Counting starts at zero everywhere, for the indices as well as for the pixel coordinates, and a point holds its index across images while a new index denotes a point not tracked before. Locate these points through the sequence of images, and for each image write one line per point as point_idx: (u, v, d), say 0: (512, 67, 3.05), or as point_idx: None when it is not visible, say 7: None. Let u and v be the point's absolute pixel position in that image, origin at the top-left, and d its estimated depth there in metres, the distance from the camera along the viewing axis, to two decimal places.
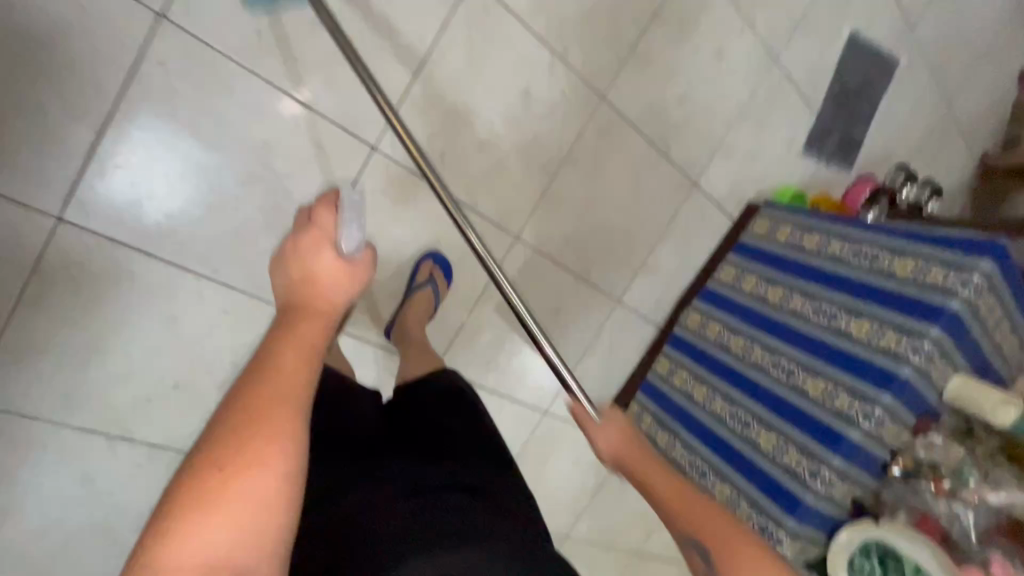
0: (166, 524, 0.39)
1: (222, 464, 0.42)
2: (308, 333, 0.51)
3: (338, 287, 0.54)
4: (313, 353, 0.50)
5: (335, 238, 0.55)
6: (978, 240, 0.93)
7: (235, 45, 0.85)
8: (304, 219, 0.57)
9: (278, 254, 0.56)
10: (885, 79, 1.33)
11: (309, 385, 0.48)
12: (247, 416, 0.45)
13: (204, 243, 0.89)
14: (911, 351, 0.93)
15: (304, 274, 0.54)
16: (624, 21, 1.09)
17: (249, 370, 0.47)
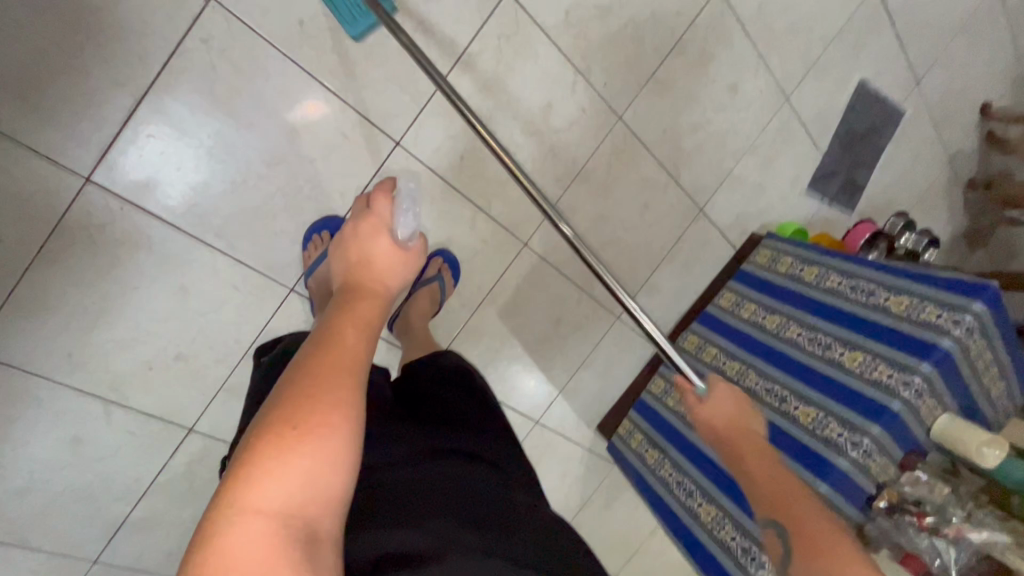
0: (245, 472, 0.40)
1: (300, 415, 0.43)
2: (360, 308, 0.54)
3: (393, 268, 0.60)
4: (369, 325, 0.53)
5: (391, 227, 0.62)
6: (970, 282, 0.95)
7: (276, 31, 0.91)
8: (362, 205, 0.62)
9: (336, 241, 0.63)
10: (879, 131, 1.51)
11: (367, 349, 0.51)
12: (323, 371, 0.46)
13: (223, 217, 0.96)
14: (902, 386, 0.95)
15: (363, 257, 0.60)
16: (647, 47, 1.16)
17: (319, 335, 0.50)
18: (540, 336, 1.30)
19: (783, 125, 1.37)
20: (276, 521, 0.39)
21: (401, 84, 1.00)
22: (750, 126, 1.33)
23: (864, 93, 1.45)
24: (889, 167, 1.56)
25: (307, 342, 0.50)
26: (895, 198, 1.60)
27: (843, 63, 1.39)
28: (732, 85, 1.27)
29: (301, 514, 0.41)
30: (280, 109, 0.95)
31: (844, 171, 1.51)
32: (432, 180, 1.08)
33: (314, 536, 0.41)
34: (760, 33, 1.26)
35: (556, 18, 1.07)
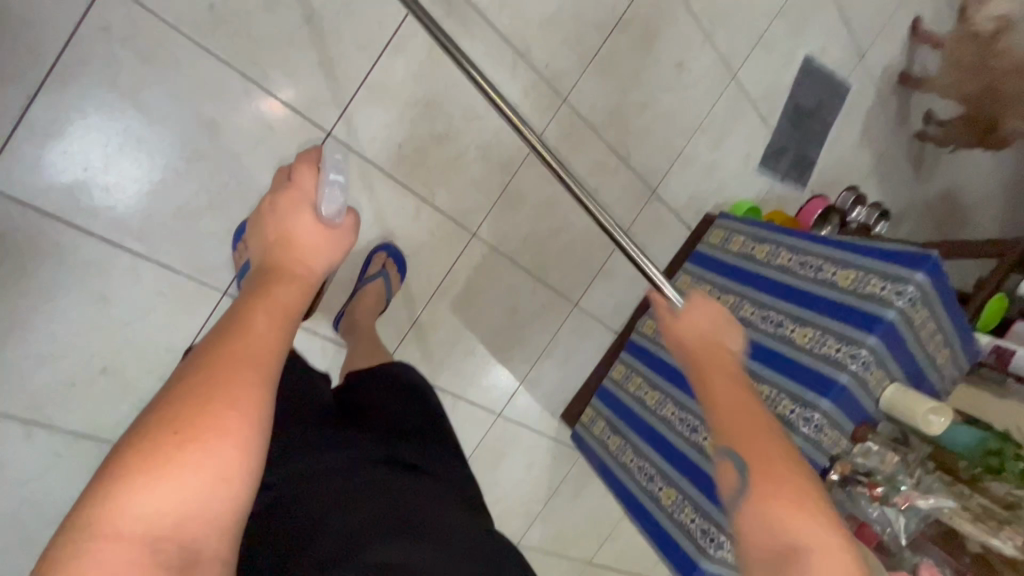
0: (113, 483, 0.34)
1: (185, 417, 0.37)
2: (278, 291, 0.47)
3: (316, 250, 0.53)
4: (289, 311, 0.46)
5: (314, 202, 0.54)
6: (912, 253, 0.95)
7: (184, 16, 0.85)
8: (283, 178, 0.55)
9: (255, 219, 0.55)
10: (827, 107, 1.52)
11: (283, 340, 0.44)
12: (221, 367, 0.40)
13: (142, 219, 0.90)
14: (849, 359, 0.96)
15: (283, 235, 0.53)
16: (588, 25, 1.13)
17: (224, 322, 0.43)
18: (496, 328, 1.27)
19: (732, 103, 1.36)
20: (143, 545, 0.34)
21: (329, 71, 0.95)
22: (698, 104, 1.32)
23: (811, 69, 1.45)
24: (838, 142, 1.57)
25: (213, 329, 0.43)
26: (845, 173, 1.62)
27: (788, 39, 1.38)
28: (678, 63, 1.25)
29: (179, 534, 0.35)
30: (197, 101, 0.88)
31: (795, 147, 1.52)
32: (370, 170, 1.03)
33: (194, 562, 0.35)
34: (703, 9, 1.24)
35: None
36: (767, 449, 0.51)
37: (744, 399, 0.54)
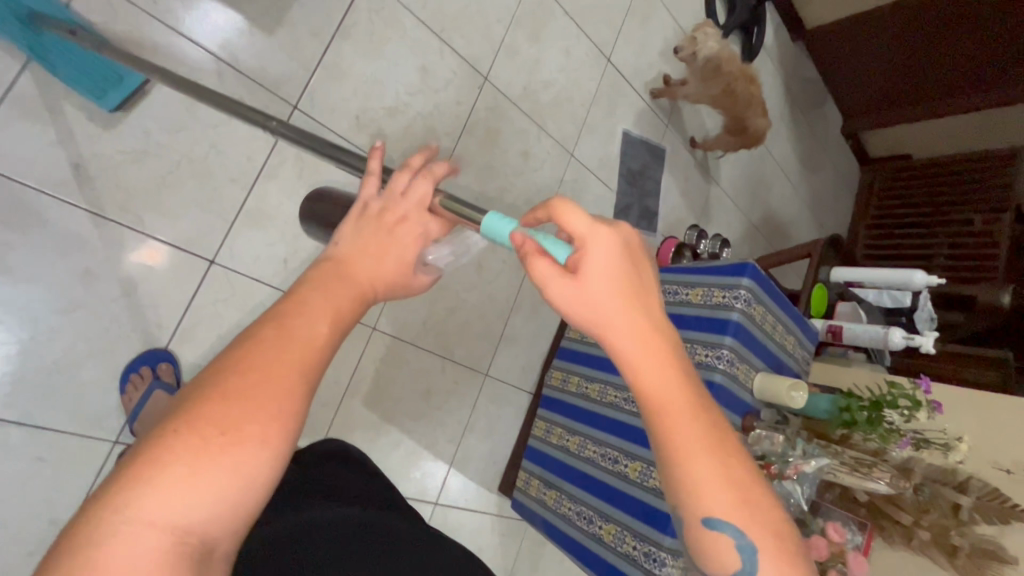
0: (148, 462, 0.33)
1: (230, 410, 0.35)
2: (336, 298, 0.45)
3: (394, 279, 0.50)
4: (345, 322, 0.44)
5: (427, 242, 0.53)
6: (734, 264, 1.17)
7: (49, 178, 0.88)
8: (424, 204, 0.53)
9: (360, 214, 0.52)
10: (654, 168, 1.84)
11: (332, 348, 0.42)
12: (270, 369, 0.38)
13: (12, 382, 0.86)
14: (716, 359, 1.13)
15: (379, 248, 0.50)
16: (439, 132, 1.31)
17: (275, 321, 0.41)
18: (414, 414, 1.30)
19: (576, 176, 1.62)
20: (169, 535, 0.32)
21: (203, 206, 1.01)
22: (549, 181, 1.55)
23: (631, 140, 1.77)
24: (669, 193, 1.89)
25: (264, 315, 0.41)
26: (683, 216, 1.94)
27: (607, 120, 1.69)
28: (523, 152, 1.48)
29: (200, 535, 0.33)
30: (68, 252, 0.90)
31: (637, 202, 1.80)
32: (259, 290, 1.07)
33: (207, 558, 0.33)
34: (533, 108, 1.50)
35: (347, 122, 1.17)
36: (747, 507, 0.44)
37: (721, 456, 0.44)
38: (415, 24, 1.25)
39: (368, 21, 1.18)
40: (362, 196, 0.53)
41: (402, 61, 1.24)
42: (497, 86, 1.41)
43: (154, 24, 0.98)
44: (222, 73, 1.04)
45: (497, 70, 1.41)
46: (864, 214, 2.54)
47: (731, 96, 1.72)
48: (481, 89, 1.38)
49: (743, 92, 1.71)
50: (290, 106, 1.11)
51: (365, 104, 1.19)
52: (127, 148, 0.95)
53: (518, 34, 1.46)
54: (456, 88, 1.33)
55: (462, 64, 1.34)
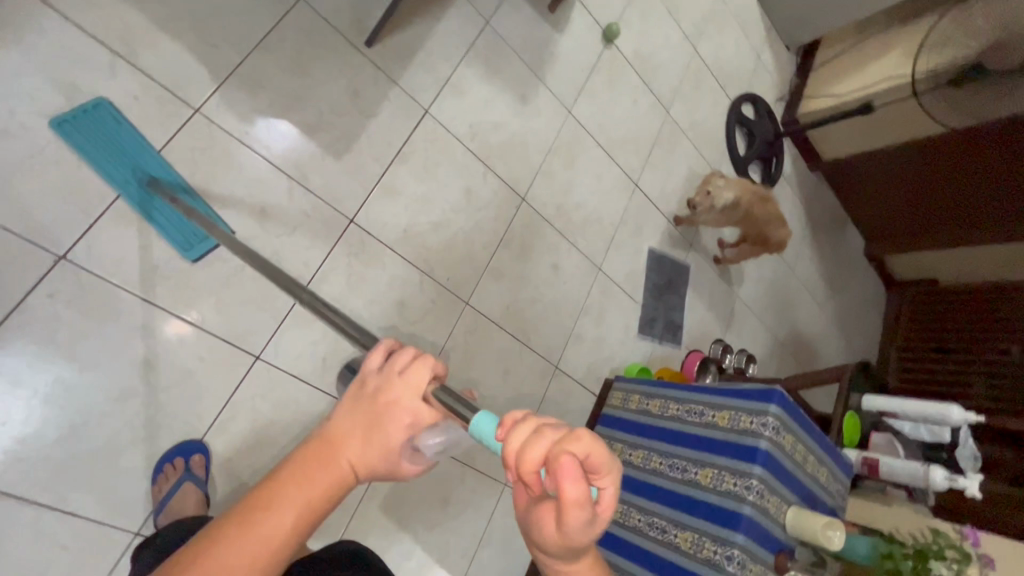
0: None
1: None
2: (303, 492, 0.42)
3: (370, 468, 0.45)
4: (306, 525, 0.42)
5: (419, 427, 0.45)
6: (761, 389, 1.16)
7: (128, 278, 0.97)
8: (419, 387, 0.46)
9: (359, 389, 0.48)
10: (679, 282, 1.91)
11: (288, 549, 0.41)
12: (223, 569, 0.38)
13: (57, 468, 0.89)
14: (745, 490, 1.09)
15: (364, 434, 0.45)
16: (477, 245, 1.41)
17: (244, 508, 0.41)
18: (428, 523, 1.27)
19: (603, 288, 1.69)
20: None
21: (258, 307, 1.09)
22: (577, 293, 1.62)
23: (657, 256, 1.85)
24: (694, 308, 1.94)
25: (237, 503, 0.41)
26: (707, 330, 1.96)
27: (634, 238, 1.79)
28: (553, 265, 1.57)
29: None
30: (132, 348, 0.97)
31: (662, 315, 1.85)
32: (297, 387, 1.12)
33: None
34: (565, 225, 1.61)
35: (395, 235, 1.28)
36: None
37: None
38: (463, 152, 1.40)
39: (424, 149, 1.33)
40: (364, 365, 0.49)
41: (449, 183, 1.37)
42: (532, 206, 1.54)
43: (242, 148, 1.10)
44: (292, 190, 1.15)
45: (534, 192, 1.54)
46: (895, 335, 2.57)
47: (750, 219, 1.84)
48: (519, 208, 1.51)
49: (763, 214, 1.83)
50: (348, 219, 1.22)
51: (414, 219, 1.31)
52: (201, 252, 1.04)
53: (555, 161, 1.60)
54: (495, 208, 1.45)
55: (503, 186, 1.48)
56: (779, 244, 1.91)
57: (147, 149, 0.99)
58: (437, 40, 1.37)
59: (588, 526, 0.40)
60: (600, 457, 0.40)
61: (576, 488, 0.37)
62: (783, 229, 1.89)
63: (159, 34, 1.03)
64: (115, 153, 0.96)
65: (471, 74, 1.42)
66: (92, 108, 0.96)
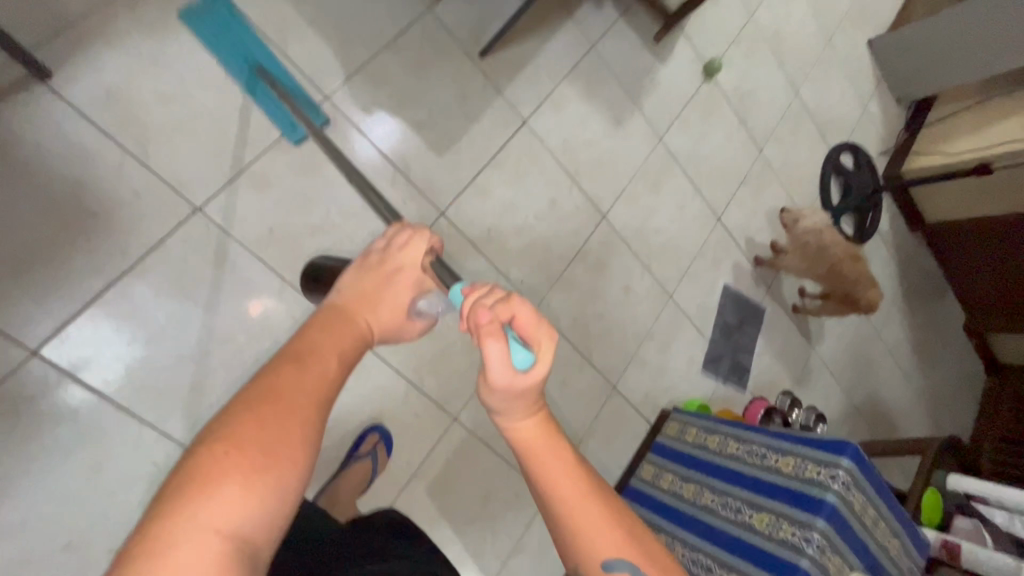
0: (203, 458, 0.41)
1: (255, 417, 0.44)
2: (346, 333, 0.56)
3: (386, 316, 0.61)
4: (352, 352, 0.55)
5: (419, 289, 0.65)
6: (835, 441, 1.10)
7: (247, 235, 1.08)
8: (417, 260, 0.65)
9: (364, 265, 0.65)
10: (752, 324, 1.85)
11: (341, 376, 0.52)
12: (285, 394, 0.46)
13: (162, 392, 1.00)
14: (804, 541, 1.03)
15: (377, 293, 0.62)
16: (553, 255, 1.45)
17: (297, 343, 0.52)
18: (469, 516, 1.29)
19: (672, 317, 1.66)
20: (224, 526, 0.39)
21: None
22: (645, 317, 1.61)
23: (731, 294, 1.80)
24: (764, 354, 1.86)
25: (286, 348, 0.51)
26: (775, 379, 1.88)
27: (709, 272, 1.76)
28: (625, 286, 1.58)
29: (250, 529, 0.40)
30: (240, 297, 1.07)
31: (729, 355, 1.79)
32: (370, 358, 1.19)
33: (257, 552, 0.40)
34: (641, 248, 1.62)
35: (480, 233, 1.35)
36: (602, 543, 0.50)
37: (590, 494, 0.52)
38: (553, 165, 1.45)
39: (516, 157, 1.40)
40: (365, 250, 0.67)
41: (537, 192, 1.43)
42: (612, 225, 1.56)
43: (357, 135, 1.21)
44: (394, 179, 1.25)
45: (615, 212, 1.57)
46: (994, 424, 2.34)
47: (830, 275, 1.76)
48: (598, 225, 1.53)
49: (850, 271, 1.75)
50: (439, 213, 1.30)
51: (499, 221, 1.37)
52: (310, 223, 1.14)
53: (640, 185, 1.62)
54: (576, 221, 1.49)
55: (586, 202, 1.51)
56: (868, 305, 1.78)
57: (253, 38, 1.09)
58: (543, 58, 1.45)
59: (505, 364, 0.51)
60: (525, 317, 0.54)
61: (488, 320, 0.53)
62: (873, 291, 1.79)
63: (305, 28, 1.16)
64: (225, 35, 1.07)
65: (571, 92, 1.49)
66: (214, 0, 1.07)
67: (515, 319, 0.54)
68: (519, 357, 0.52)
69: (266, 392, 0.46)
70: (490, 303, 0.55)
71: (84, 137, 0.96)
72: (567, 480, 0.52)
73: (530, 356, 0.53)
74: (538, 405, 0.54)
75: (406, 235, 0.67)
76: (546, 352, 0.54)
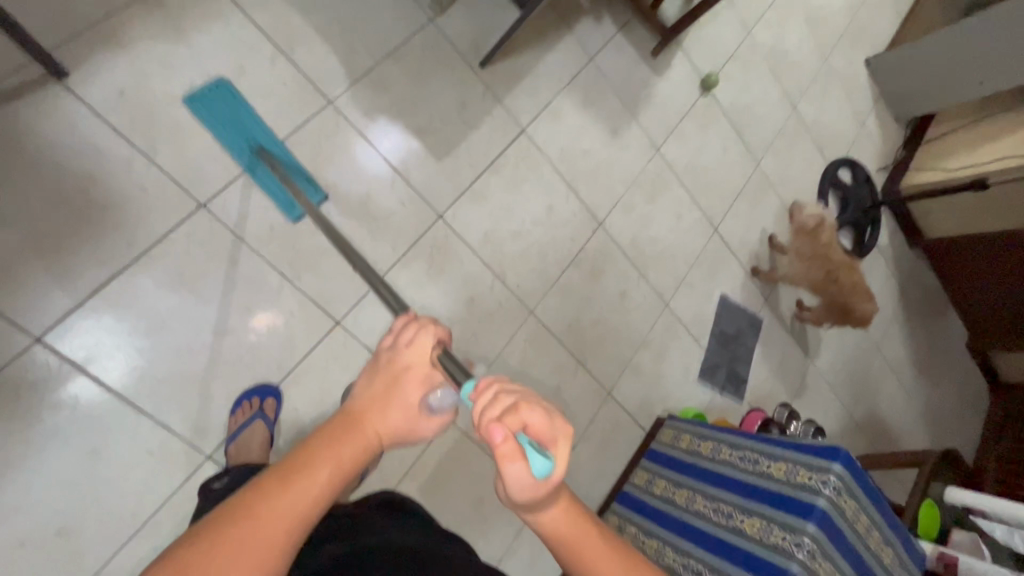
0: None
1: (214, 547, 0.41)
2: (343, 452, 0.49)
3: (393, 424, 0.52)
4: (345, 473, 0.48)
5: (432, 385, 0.54)
6: (826, 446, 1.09)
7: (249, 232, 1.11)
8: (425, 360, 0.55)
9: (374, 363, 0.56)
10: (749, 335, 1.85)
11: (324, 501, 0.46)
12: (252, 528, 0.42)
13: (161, 382, 1.03)
14: (795, 546, 1.02)
15: (386, 396, 0.53)
16: (549, 260, 1.47)
17: (287, 463, 0.47)
18: (461, 518, 1.29)
19: (668, 325, 1.67)
20: None
21: (348, 278, 1.20)
22: (641, 325, 1.62)
23: (728, 305, 1.81)
24: (762, 365, 1.86)
25: (275, 466, 0.47)
26: (773, 391, 1.88)
27: (706, 281, 1.77)
28: (621, 293, 1.59)
29: None
30: (239, 291, 1.10)
31: (726, 364, 1.79)
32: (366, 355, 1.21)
33: None
34: (638, 256, 1.64)
35: (477, 237, 1.37)
36: None
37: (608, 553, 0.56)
38: (550, 172, 1.49)
39: (514, 163, 1.43)
40: (377, 344, 0.57)
41: (534, 198, 1.46)
42: (609, 233, 1.58)
43: (359, 139, 1.25)
44: (394, 182, 1.28)
45: (611, 220, 1.59)
46: (997, 443, 2.31)
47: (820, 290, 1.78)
48: (595, 232, 1.56)
49: (846, 280, 1.74)
50: (437, 215, 1.33)
51: (496, 225, 1.40)
52: (310, 222, 1.17)
53: (637, 194, 1.65)
54: (573, 227, 1.52)
55: (583, 210, 1.54)
56: (862, 320, 1.79)
57: (256, 119, 1.12)
58: (542, 70, 1.49)
59: (525, 480, 0.50)
60: (539, 421, 0.49)
61: (503, 441, 0.48)
62: (869, 305, 1.78)
63: (312, 36, 1.21)
64: (229, 126, 1.10)
65: (569, 102, 1.53)
66: (214, 87, 1.10)
67: (529, 425, 0.49)
68: (539, 467, 0.49)
69: (234, 520, 0.43)
70: (498, 412, 0.49)
71: (96, 134, 1.00)
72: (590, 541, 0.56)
73: (550, 461, 0.49)
74: (560, 493, 0.54)
75: (416, 326, 0.56)
76: (563, 454, 0.50)
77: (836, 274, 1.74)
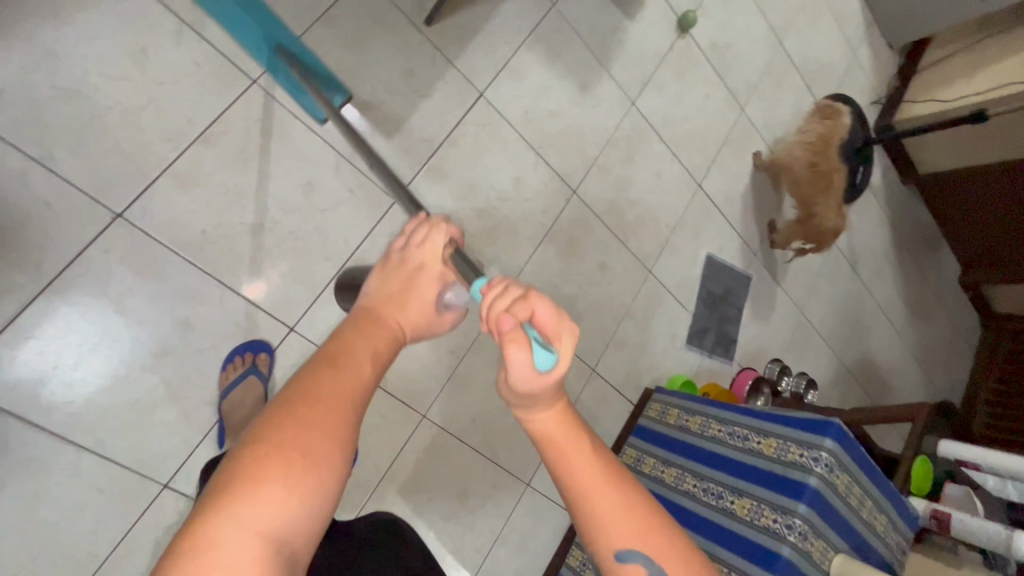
0: (237, 463, 0.39)
1: (289, 423, 0.41)
2: (374, 337, 0.51)
3: (415, 315, 0.57)
4: (382, 357, 0.50)
5: (446, 284, 0.60)
6: (817, 421, 1.04)
7: (179, 239, 1.00)
8: (437, 258, 0.60)
9: (385, 265, 0.60)
10: (737, 294, 1.78)
11: (375, 380, 0.48)
12: (321, 401, 0.42)
13: (101, 413, 0.94)
14: (786, 528, 0.99)
15: (402, 293, 0.57)
16: (520, 236, 1.36)
17: (330, 347, 0.48)
18: (446, 513, 1.25)
19: (652, 292, 1.59)
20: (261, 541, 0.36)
21: (297, 278, 1.10)
22: (623, 295, 1.54)
23: (714, 264, 1.72)
24: (751, 323, 1.80)
25: (319, 355, 0.47)
26: (764, 348, 1.83)
27: (690, 242, 1.67)
28: (600, 263, 1.50)
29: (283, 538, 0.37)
30: (176, 306, 1.00)
31: (714, 326, 1.73)
32: None
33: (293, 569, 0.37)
34: (617, 223, 1.53)
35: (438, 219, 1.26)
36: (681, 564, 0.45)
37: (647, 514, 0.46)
38: (515, 140, 1.35)
39: (474, 133, 1.30)
40: (387, 249, 0.63)
41: (499, 170, 1.33)
42: (584, 200, 1.47)
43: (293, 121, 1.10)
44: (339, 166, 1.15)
45: (586, 185, 1.47)
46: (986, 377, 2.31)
47: (798, 185, 1.63)
48: (568, 201, 1.44)
49: (827, 171, 1.59)
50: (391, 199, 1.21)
51: (459, 204, 1.28)
52: (246, 222, 1.06)
53: (612, 156, 1.52)
54: (543, 198, 1.40)
55: (554, 177, 1.42)
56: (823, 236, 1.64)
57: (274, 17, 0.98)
58: (497, 22, 1.32)
59: (529, 375, 0.44)
60: (546, 312, 0.46)
61: (511, 326, 0.44)
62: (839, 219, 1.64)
63: None
64: (244, 32, 1.00)
65: (531, 57, 1.37)
66: None
67: (535, 315, 0.46)
68: (542, 361, 0.44)
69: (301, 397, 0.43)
70: (508, 301, 0.47)
71: None
72: (627, 510, 0.45)
73: (554, 356, 0.45)
74: (563, 400, 0.48)
75: (425, 225, 0.62)
76: (567, 350, 0.46)
77: (823, 163, 1.60)
